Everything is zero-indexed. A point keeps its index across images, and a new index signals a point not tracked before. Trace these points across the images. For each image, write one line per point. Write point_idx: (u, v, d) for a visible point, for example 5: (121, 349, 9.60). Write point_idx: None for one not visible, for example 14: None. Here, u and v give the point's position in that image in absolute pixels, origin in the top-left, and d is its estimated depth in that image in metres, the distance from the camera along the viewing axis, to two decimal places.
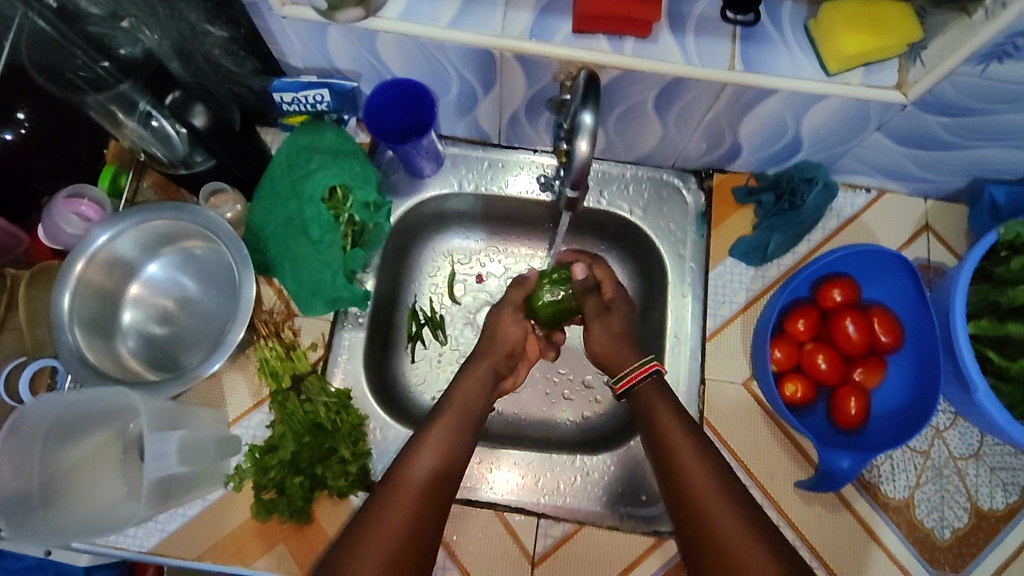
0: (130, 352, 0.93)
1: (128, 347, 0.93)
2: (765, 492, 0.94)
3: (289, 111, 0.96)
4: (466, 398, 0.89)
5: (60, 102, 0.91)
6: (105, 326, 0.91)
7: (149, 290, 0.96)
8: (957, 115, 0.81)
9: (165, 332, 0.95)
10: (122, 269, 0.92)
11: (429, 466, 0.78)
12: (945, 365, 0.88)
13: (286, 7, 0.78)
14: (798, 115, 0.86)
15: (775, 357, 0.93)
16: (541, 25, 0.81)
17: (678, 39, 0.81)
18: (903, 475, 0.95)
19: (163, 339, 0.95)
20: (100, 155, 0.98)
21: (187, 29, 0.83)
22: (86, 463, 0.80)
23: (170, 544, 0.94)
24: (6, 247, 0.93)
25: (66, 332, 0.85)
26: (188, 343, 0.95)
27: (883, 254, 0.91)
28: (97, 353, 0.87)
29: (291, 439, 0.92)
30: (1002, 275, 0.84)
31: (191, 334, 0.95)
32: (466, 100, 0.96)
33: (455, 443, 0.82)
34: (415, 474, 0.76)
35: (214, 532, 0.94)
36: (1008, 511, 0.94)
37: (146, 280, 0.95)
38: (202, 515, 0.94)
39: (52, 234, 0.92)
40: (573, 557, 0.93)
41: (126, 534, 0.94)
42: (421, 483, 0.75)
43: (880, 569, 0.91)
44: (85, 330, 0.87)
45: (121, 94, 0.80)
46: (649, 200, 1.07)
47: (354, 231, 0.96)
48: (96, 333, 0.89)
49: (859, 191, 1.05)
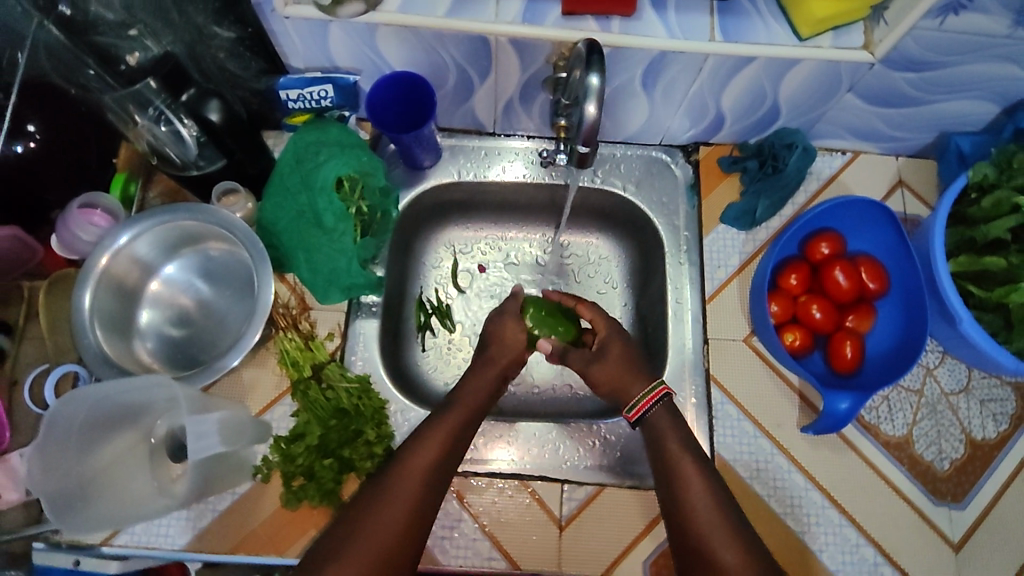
0: (147, 352, 0.95)
1: (146, 348, 0.95)
2: (774, 440, 0.99)
3: (294, 109, 1.00)
4: (478, 385, 0.90)
5: (70, 112, 0.93)
6: (123, 326, 0.93)
7: (165, 290, 0.98)
8: (920, 69, 0.88)
9: (185, 332, 0.97)
10: (140, 270, 0.95)
11: (432, 458, 0.79)
12: (931, 303, 0.95)
13: (289, 7, 0.84)
14: (775, 81, 0.93)
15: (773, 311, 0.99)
16: (533, 10, 0.87)
17: (660, 16, 0.88)
18: (900, 414, 1.00)
19: (181, 339, 0.97)
20: (109, 164, 1.00)
21: (195, 32, 0.87)
22: (118, 462, 0.81)
23: (201, 540, 0.94)
24: (21, 259, 0.94)
25: (88, 334, 0.87)
26: (207, 342, 0.97)
27: (865, 205, 0.98)
28: (117, 350, 0.90)
29: (317, 424, 0.93)
30: (975, 215, 0.92)
31: (206, 334, 0.97)
32: (463, 90, 1.01)
33: (459, 434, 0.84)
34: (418, 465, 0.79)
35: (245, 524, 0.94)
36: (1000, 440, 1.00)
37: (162, 280, 0.98)
38: (234, 508, 0.95)
39: (67, 242, 0.94)
40: (601, 519, 0.96)
41: (157, 534, 0.94)
42: (422, 475, 0.78)
43: (888, 503, 0.96)
44: (105, 330, 0.90)
45: (138, 93, 0.85)
46: (640, 176, 1.12)
47: (363, 220, 1.00)
48: (117, 332, 0.91)
49: (835, 154, 1.11)
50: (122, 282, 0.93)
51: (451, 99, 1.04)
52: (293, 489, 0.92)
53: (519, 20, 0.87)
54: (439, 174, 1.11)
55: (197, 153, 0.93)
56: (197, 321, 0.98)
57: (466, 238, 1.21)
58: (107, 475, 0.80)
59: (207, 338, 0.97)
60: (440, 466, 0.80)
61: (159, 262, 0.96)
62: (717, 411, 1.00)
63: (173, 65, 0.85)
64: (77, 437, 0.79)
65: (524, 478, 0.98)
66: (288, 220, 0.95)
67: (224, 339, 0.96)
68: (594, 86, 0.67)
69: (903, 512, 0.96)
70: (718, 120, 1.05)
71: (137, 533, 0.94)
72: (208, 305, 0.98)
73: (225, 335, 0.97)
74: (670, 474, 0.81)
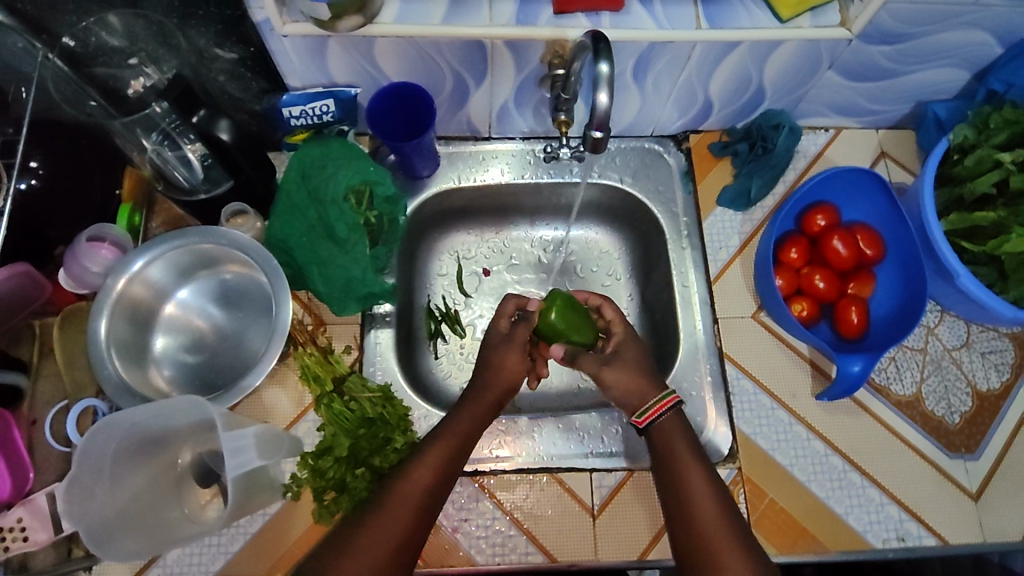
0: (164, 380, 0.94)
1: (163, 375, 0.94)
2: (791, 410, 1.01)
3: (295, 126, 1.01)
4: (485, 392, 0.90)
5: (73, 147, 0.93)
6: (140, 353, 0.92)
7: (179, 315, 0.97)
8: (895, 42, 0.92)
9: (202, 356, 0.96)
10: (153, 297, 0.95)
11: (427, 477, 0.78)
12: (927, 263, 0.99)
13: (287, 25, 0.85)
14: (760, 65, 0.96)
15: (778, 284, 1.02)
16: (526, 11, 0.89)
17: (647, 9, 0.91)
18: (908, 373, 1.04)
19: (196, 364, 0.96)
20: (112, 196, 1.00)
21: (197, 56, 0.89)
22: (147, 490, 0.83)
23: (235, 564, 0.91)
24: (30, 296, 0.92)
25: (107, 364, 0.86)
26: (226, 365, 0.96)
27: (855, 174, 1.02)
28: (134, 377, 0.89)
29: (344, 435, 0.90)
30: (960, 173, 0.98)
31: (222, 356, 0.96)
32: (459, 96, 1.03)
33: (458, 452, 0.82)
34: (414, 484, 0.77)
35: (279, 544, 0.92)
36: (1004, 389, 1.04)
37: (174, 305, 0.97)
38: (266, 528, 0.93)
39: (76, 276, 0.93)
40: (633, 503, 0.97)
41: (191, 563, 0.91)
42: (415, 492, 0.77)
43: (906, 460, 0.99)
44: (121, 357, 0.89)
45: (148, 116, 0.88)
46: (636, 167, 1.15)
47: (374, 228, 1.01)
48: (133, 359, 0.91)
49: (819, 131, 1.16)
50: (135, 309, 0.93)
51: (449, 105, 1.06)
52: (326, 503, 0.90)
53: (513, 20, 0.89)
54: (439, 181, 1.13)
55: (203, 175, 0.95)
56: (212, 344, 0.97)
57: (471, 242, 1.22)
58: (137, 502, 0.81)
59: (224, 360, 0.96)
60: (436, 484, 0.78)
61: (171, 288, 0.96)
62: (734, 387, 1.02)
63: (182, 87, 0.86)
64: (108, 465, 0.79)
65: (554, 470, 0.98)
66: (299, 236, 0.96)
67: (241, 361, 0.96)
68: (605, 74, 0.71)
69: (921, 467, 0.99)
70: (705, 107, 1.08)
71: (169, 565, 0.92)
72: (222, 328, 0.98)
73: (242, 356, 0.96)
74: (672, 474, 0.81)
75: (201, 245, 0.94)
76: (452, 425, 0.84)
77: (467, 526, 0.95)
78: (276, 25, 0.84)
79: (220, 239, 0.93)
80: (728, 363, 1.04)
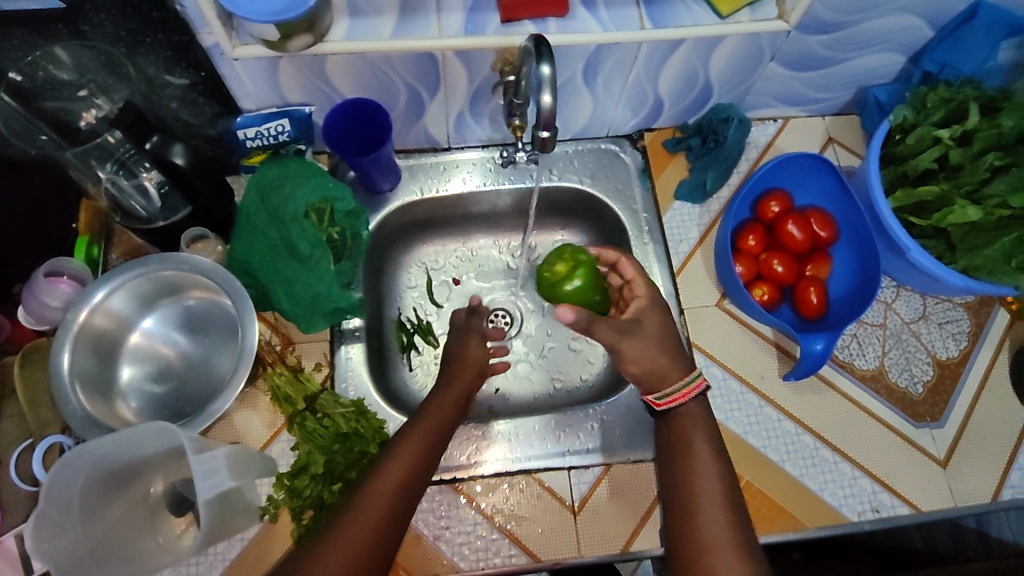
0: (131, 410, 0.93)
1: (130, 406, 0.93)
2: (760, 392, 1.03)
3: (252, 148, 1.00)
4: (444, 401, 0.90)
5: (25, 182, 0.93)
6: (104, 385, 0.91)
7: (144, 344, 0.97)
8: (831, 31, 0.95)
9: (169, 385, 0.95)
10: (116, 328, 0.94)
11: (384, 497, 0.76)
12: (879, 240, 1.03)
13: (237, 49, 0.85)
14: (705, 61, 1.00)
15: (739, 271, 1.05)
16: (473, 21, 0.92)
17: (592, 13, 0.93)
18: (870, 348, 1.07)
19: (164, 392, 0.95)
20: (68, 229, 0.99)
21: (147, 84, 0.88)
22: (120, 522, 0.82)
23: None
24: None
25: (71, 399, 0.85)
26: (194, 392, 0.95)
27: (804, 159, 1.06)
28: (100, 409, 0.88)
29: (319, 452, 0.92)
30: (902, 152, 1.01)
31: (191, 383, 0.96)
32: (414, 109, 1.04)
33: (417, 468, 0.81)
34: (370, 505, 0.75)
35: (259, 566, 0.90)
36: (963, 356, 1.07)
37: (139, 334, 0.96)
38: (246, 550, 0.91)
39: (36, 312, 0.91)
40: (613, 496, 0.98)
41: None
42: (371, 514, 0.75)
43: (875, 433, 1.02)
44: (86, 390, 0.87)
45: (101, 144, 0.89)
46: (594, 168, 1.18)
47: (336, 243, 1.01)
48: (97, 391, 0.89)
49: (767, 122, 1.19)
50: (98, 341, 0.91)
51: (406, 118, 1.07)
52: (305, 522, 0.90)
53: (461, 32, 0.91)
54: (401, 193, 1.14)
55: (160, 204, 0.95)
56: (180, 371, 0.96)
57: (436, 254, 1.23)
58: (110, 535, 0.80)
59: (193, 386, 0.95)
60: (393, 503, 0.76)
61: (134, 317, 0.95)
62: (704, 373, 1.04)
63: (134, 113, 0.87)
64: (77, 500, 0.78)
65: (531, 471, 0.99)
66: (262, 255, 0.97)
67: (210, 385, 0.95)
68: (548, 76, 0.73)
69: (888, 439, 1.02)
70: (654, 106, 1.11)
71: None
72: (189, 354, 0.97)
73: (211, 381, 0.95)
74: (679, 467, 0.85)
75: (161, 273, 0.93)
76: (406, 442, 0.83)
77: (449, 533, 0.95)
78: (225, 48, 0.84)
79: (179, 265, 0.92)
80: (698, 352, 1.06)
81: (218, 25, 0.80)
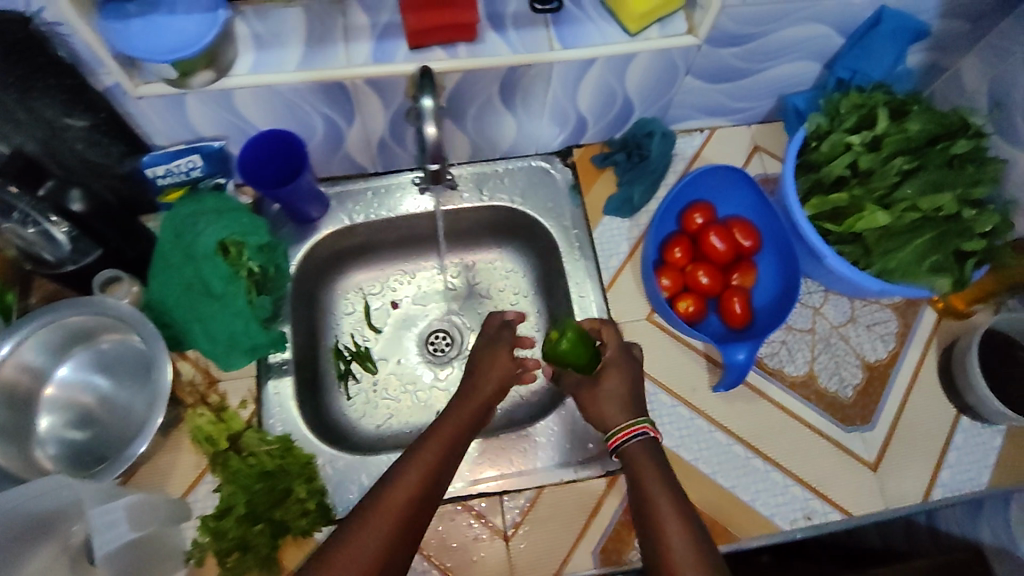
0: (48, 458, 0.91)
1: (48, 454, 0.91)
2: (691, 407, 1.04)
3: (164, 184, 1.02)
4: (459, 413, 0.88)
5: None
6: (16, 438, 0.89)
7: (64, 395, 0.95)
8: (743, 41, 0.97)
9: (88, 434, 0.93)
10: (31, 380, 0.91)
11: (409, 494, 0.75)
12: (798, 246, 1.05)
13: (140, 88, 0.85)
14: (620, 79, 1.00)
15: (664, 284, 1.06)
16: (381, 49, 0.90)
17: (501, 35, 0.93)
18: (800, 354, 1.08)
19: (82, 442, 0.93)
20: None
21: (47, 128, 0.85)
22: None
23: None
24: None
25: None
26: (113, 440, 0.93)
27: (719, 168, 1.08)
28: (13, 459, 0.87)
29: (242, 491, 0.91)
30: (817, 159, 1.01)
31: (110, 434, 0.93)
32: (331, 136, 1.03)
33: (439, 468, 0.80)
34: (399, 497, 0.75)
35: None
36: (891, 357, 1.08)
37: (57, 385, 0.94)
38: None
39: None
40: (545, 522, 0.98)
41: None
42: (402, 511, 0.74)
43: (810, 441, 1.03)
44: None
45: None
46: (525, 186, 1.17)
47: (257, 279, 0.98)
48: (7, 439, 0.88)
49: (694, 134, 1.21)
50: (10, 393, 0.89)
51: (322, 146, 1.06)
52: (229, 565, 0.89)
53: (363, 60, 0.90)
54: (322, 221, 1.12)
55: (52, 250, 0.93)
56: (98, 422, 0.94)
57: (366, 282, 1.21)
58: None
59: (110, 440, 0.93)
60: (417, 498, 0.76)
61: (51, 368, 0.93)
62: (653, 403, 1.04)
63: (24, 161, 0.84)
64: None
65: (462, 499, 0.98)
66: (173, 295, 0.95)
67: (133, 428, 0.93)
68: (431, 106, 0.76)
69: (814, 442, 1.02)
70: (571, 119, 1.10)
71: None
72: (109, 398, 0.95)
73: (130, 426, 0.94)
74: (637, 492, 0.80)
75: (74, 317, 0.91)
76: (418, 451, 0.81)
77: None
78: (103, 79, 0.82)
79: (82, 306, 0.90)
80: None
81: (114, 66, 0.81)
